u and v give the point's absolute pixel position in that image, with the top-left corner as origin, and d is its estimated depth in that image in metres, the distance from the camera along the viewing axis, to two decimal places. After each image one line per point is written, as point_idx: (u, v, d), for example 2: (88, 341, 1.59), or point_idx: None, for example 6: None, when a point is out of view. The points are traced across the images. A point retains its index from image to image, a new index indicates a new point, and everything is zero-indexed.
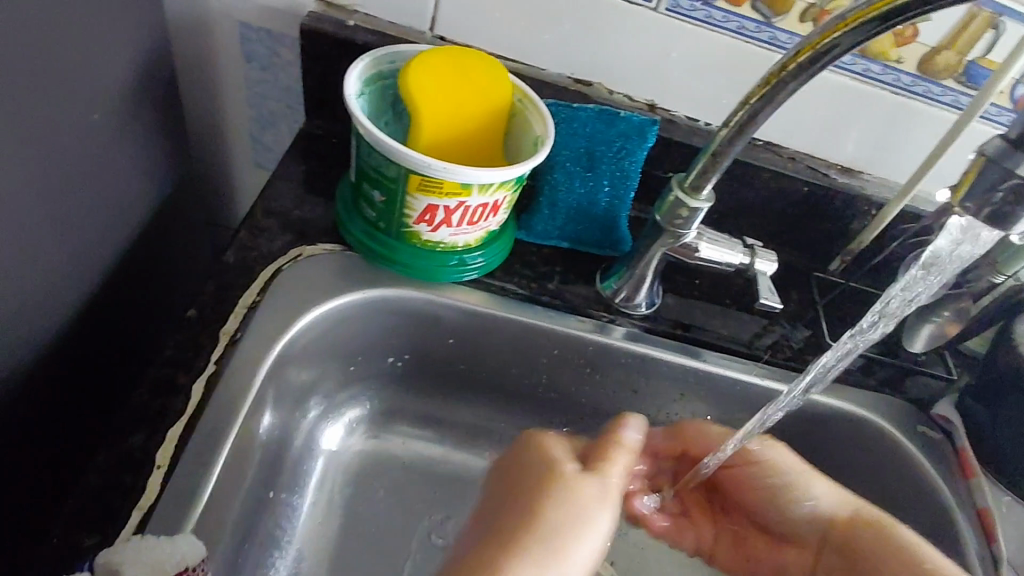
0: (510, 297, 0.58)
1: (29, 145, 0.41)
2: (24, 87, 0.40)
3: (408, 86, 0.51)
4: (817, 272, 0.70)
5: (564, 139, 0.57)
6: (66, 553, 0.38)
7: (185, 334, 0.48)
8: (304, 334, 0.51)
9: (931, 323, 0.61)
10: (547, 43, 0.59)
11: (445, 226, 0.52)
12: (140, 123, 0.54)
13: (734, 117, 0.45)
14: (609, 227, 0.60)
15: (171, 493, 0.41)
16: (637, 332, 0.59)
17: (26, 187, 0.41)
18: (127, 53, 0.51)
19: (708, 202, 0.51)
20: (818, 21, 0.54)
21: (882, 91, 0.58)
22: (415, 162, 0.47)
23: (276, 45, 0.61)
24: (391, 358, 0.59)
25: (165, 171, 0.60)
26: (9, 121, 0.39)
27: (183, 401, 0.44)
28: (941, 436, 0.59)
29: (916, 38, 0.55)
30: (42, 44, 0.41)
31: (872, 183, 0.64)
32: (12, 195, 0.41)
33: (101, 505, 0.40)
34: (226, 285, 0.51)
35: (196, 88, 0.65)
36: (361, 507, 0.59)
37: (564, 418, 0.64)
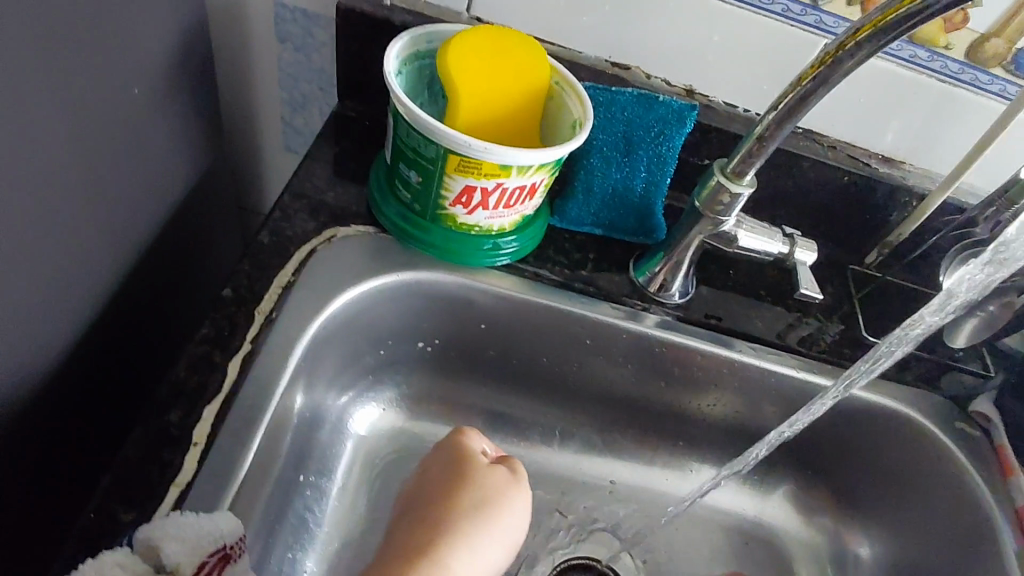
0: (542, 283, 0.57)
1: (65, 116, 0.41)
2: (60, 55, 0.39)
3: (447, 65, 0.50)
4: (852, 265, 0.68)
5: (601, 123, 0.56)
6: (106, 527, 0.38)
7: (220, 312, 0.47)
8: (337, 315, 0.51)
9: (975, 317, 0.59)
10: (586, 25, 0.58)
11: (481, 208, 0.51)
12: (176, 101, 0.54)
13: (783, 99, 0.44)
14: (644, 214, 0.59)
15: (209, 470, 0.41)
16: (668, 321, 0.58)
17: (62, 161, 0.41)
18: (164, 28, 0.50)
19: (750, 187, 0.50)
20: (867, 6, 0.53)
21: (928, 79, 0.57)
22: (454, 141, 0.46)
23: (310, 25, 0.60)
24: (421, 343, 0.59)
25: (198, 150, 0.60)
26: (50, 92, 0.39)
27: (219, 379, 0.44)
28: (980, 433, 0.58)
29: (966, 24, 0.54)
30: (79, 12, 0.40)
31: (914, 174, 0.63)
32: (52, 167, 0.40)
33: (139, 481, 0.39)
34: (260, 265, 0.51)
35: (229, 67, 0.64)
36: (389, 492, 0.58)
37: (592, 407, 0.63)
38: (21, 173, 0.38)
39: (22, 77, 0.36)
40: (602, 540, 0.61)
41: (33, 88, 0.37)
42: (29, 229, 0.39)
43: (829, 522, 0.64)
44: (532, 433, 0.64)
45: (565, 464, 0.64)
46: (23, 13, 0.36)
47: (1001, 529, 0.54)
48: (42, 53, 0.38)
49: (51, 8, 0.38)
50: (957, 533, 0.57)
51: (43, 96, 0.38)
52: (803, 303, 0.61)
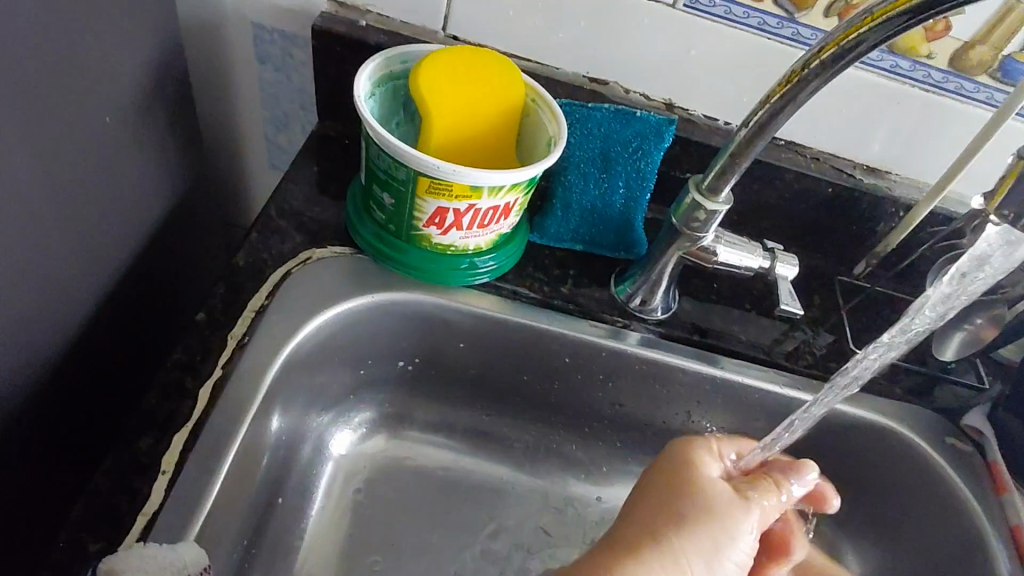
0: (521, 301, 0.57)
1: (34, 146, 0.41)
2: (29, 88, 0.40)
3: (420, 86, 0.50)
4: (840, 276, 0.67)
5: (578, 139, 0.56)
6: (72, 558, 0.38)
7: (193, 337, 0.47)
8: (313, 337, 0.51)
9: (961, 331, 0.59)
10: (562, 42, 0.57)
11: (455, 229, 0.51)
12: (152, 125, 0.54)
13: (753, 117, 0.44)
14: (625, 229, 0.59)
15: (177, 499, 0.41)
16: (636, 328, 0.57)
17: (33, 191, 0.42)
18: (138, 54, 0.51)
19: (727, 204, 0.50)
20: (844, 17, 0.52)
21: (911, 88, 0.56)
22: (423, 164, 0.46)
23: (289, 46, 0.60)
24: (401, 362, 0.59)
25: (177, 172, 0.60)
26: (18, 126, 0.39)
27: (190, 406, 0.44)
28: (971, 448, 0.57)
29: (948, 32, 0.53)
30: (50, 45, 0.41)
31: (900, 183, 0.62)
32: (23, 198, 0.41)
33: (105, 511, 0.39)
34: (235, 288, 0.51)
35: (210, 89, 0.64)
36: (370, 511, 0.58)
37: (576, 424, 0.62)
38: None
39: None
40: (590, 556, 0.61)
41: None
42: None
43: (820, 539, 0.63)
44: (516, 451, 0.63)
45: (550, 482, 0.63)
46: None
47: (994, 547, 0.52)
48: (9, 86, 0.38)
49: (19, 41, 0.38)
50: (949, 551, 0.55)
51: (10, 129, 0.39)
52: (789, 317, 0.60)
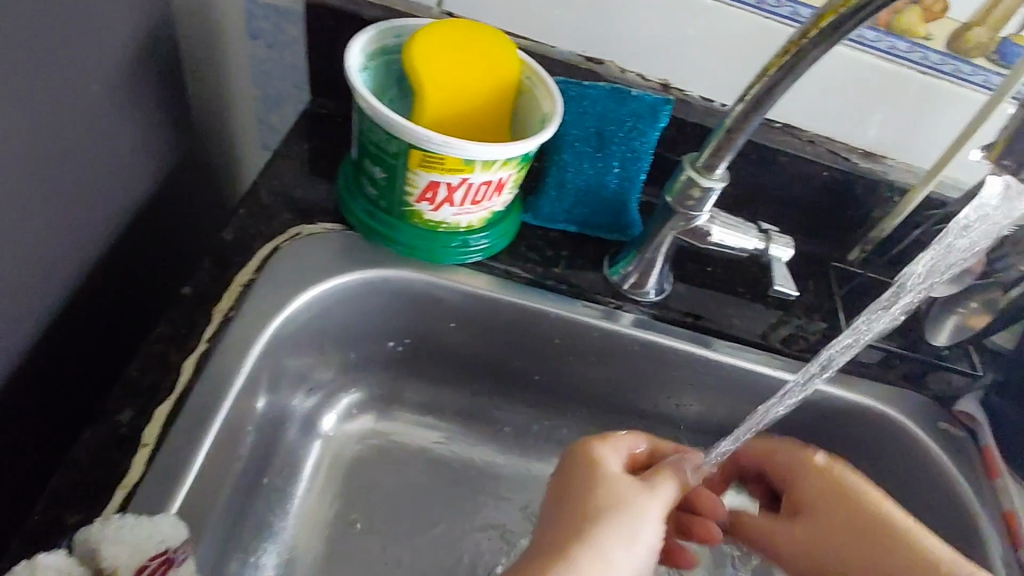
0: (514, 281, 0.56)
1: (18, 109, 0.40)
2: (14, 47, 0.39)
3: (413, 59, 0.50)
4: (835, 262, 0.67)
5: (572, 118, 0.55)
6: (49, 528, 0.37)
7: (179, 311, 0.47)
8: (301, 314, 0.50)
9: (955, 314, 0.58)
10: (559, 19, 0.57)
11: (447, 205, 0.50)
12: (140, 96, 0.53)
13: (750, 91, 0.43)
14: (619, 210, 0.58)
15: (158, 471, 0.40)
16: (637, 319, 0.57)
17: (17, 156, 0.41)
18: (127, 22, 0.50)
19: (722, 182, 0.49)
20: None
21: (908, 71, 0.56)
22: (416, 136, 0.45)
23: (282, 21, 0.59)
24: (391, 343, 0.58)
25: (165, 146, 0.59)
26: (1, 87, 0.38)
27: (175, 378, 0.43)
28: (965, 434, 0.57)
29: (946, 13, 0.52)
30: (36, 5, 0.40)
31: (895, 169, 0.61)
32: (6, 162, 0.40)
33: (85, 482, 0.38)
34: (224, 262, 0.50)
35: (201, 65, 0.63)
36: (357, 493, 0.57)
37: (567, 407, 0.62)
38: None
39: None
40: None
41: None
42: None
43: None
44: (506, 434, 0.62)
45: (538, 465, 0.62)
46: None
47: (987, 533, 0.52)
48: None
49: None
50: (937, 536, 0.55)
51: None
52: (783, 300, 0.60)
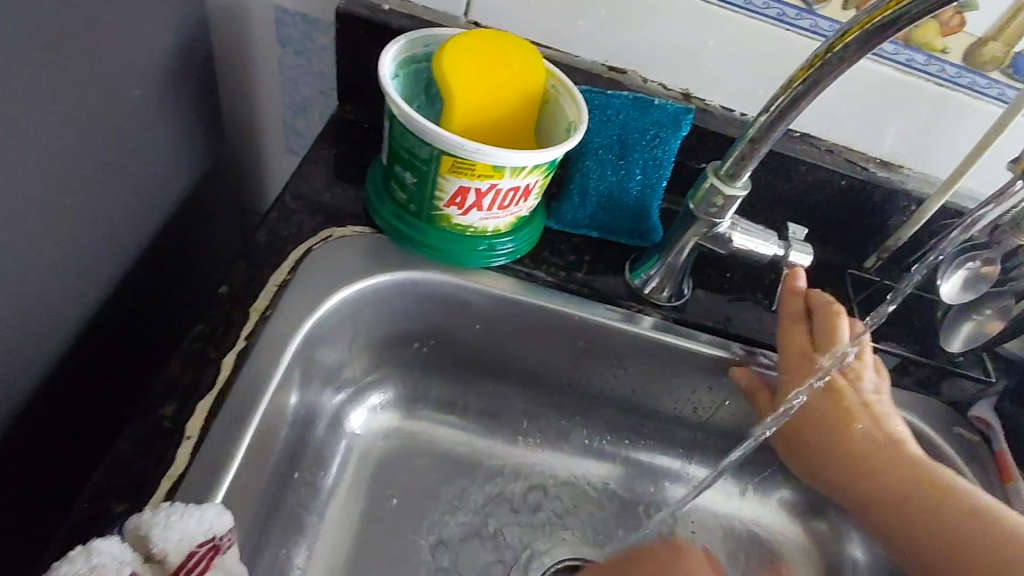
0: (537, 284, 0.57)
1: (65, 113, 0.41)
2: (63, 52, 0.40)
3: (443, 67, 0.51)
4: (851, 269, 0.68)
5: (596, 126, 0.57)
6: (98, 517, 0.38)
7: (216, 310, 0.48)
8: (333, 314, 0.52)
9: (970, 320, 0.60)
10: (582, 30, 0.58)
11: (475, 210, 0.51)
12: (176, 101, 0.55)
13: (775, 102, 0.44)
14: (640, 217, 0.60)
15: (201, 463, 0.41)
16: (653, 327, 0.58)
17: (65, 158, 0.42)
18: (166, 29, 0.51)
19: (744, 190, 0.51)
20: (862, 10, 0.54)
21: (925, 83, 0.57)
22: (448, 142, 0.47)
23: (312, 29, 0.61)
24: (417, 344, 0.59)
25: (198, 150, 0.60)
26: (54, 91, 0.40)
27: (214, 374, 0.45)
28: (979, 438, 0.59)
29: (963, 27, 0.53)
30: (84, 13, 0.41)
31: (911, 178, 0.63)
32: (55, 164, 0.41)
33: (130, 474, 0.40)
34: (257, 264, 0.51)
35: (232, 72, 0.65)
36: (383, 490, 0.58)
37: (588, 408, 0.63)
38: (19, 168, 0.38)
39: (22, 74, 0.37)
40: (600, 543, 0.61)
41: (31, 86, 0.38)
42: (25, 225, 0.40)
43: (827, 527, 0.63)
44: (528, 434, 0.63)
45: (559, 465, 0.63)
46: (25, 10, 0.36)
47: None
48: (47, 52, 0.39)
49: (56, 5, 0.38)
50: None
51: (44, 94, 0.39)
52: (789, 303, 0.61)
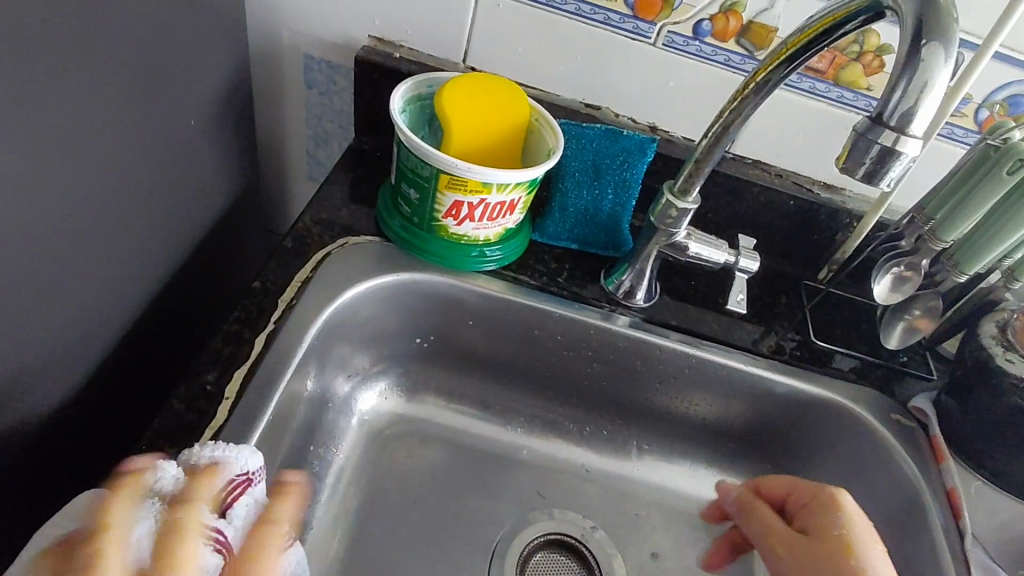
0: (524, 286, 0.66)
1: (133, 138, 0.52)
2: (132, 89, 0.50)
3: (443, 104, 0.62)
4: (806, 280, 0.76)
5: (573, 152, 0.67)
6: (154, 455, 0.47)
7: (250, 300, 0.57)
8: (346, 307, 0.61)
9: (903, 320, 0.69)
10: (562, 73, 0.69)
11: (468, 220, 0.61)
12: (219, 131, 0.66)
13: (711, 130, 0.54)
14: (613, 230, 0.69)
15: (236, 418, 0.50)
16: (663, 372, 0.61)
17: (132, 173, 0.52)
18: (212, 73, 0.62)
19: (695, 203, 0.59)
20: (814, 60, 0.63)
21: (856, 115, 0.66)
22: (445, 163, 0.57)
23: (334, 74, 0.73)
24: (418, 339, 0.68)
25: (234, 173, 0.71)
26: (127, 120, 0.50)
27: (248, 349, 0.54)
28: (917, 426, 0.65)
29: (883, 68, 0.63)
30: (150, 58, 0.52)
31: (853, 199, 0.72)
32: (125, 177, 0.52)
33: (180, 424, 0.49)
34: (284, 265, 0.61)
35: (265, 109, 0.77)
36: (385, 467, 0.66)
37: (568, 399, 0.71)
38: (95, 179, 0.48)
39: (102, 106, 0.47)
40: (577, 519, 0.67)
41: (111, 115, 0.48)
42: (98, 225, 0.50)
43: None
44: (515, 422, 0.71)
45: (542, 450, 0.71)
46: (109, 58, 0.47)
47: (928, 502, 0.60)
48: (124, 91, 0.49)
49: (128, 53, 0.49)
50: (896, 512, 0.62)
51: (117, 123, 0.49)
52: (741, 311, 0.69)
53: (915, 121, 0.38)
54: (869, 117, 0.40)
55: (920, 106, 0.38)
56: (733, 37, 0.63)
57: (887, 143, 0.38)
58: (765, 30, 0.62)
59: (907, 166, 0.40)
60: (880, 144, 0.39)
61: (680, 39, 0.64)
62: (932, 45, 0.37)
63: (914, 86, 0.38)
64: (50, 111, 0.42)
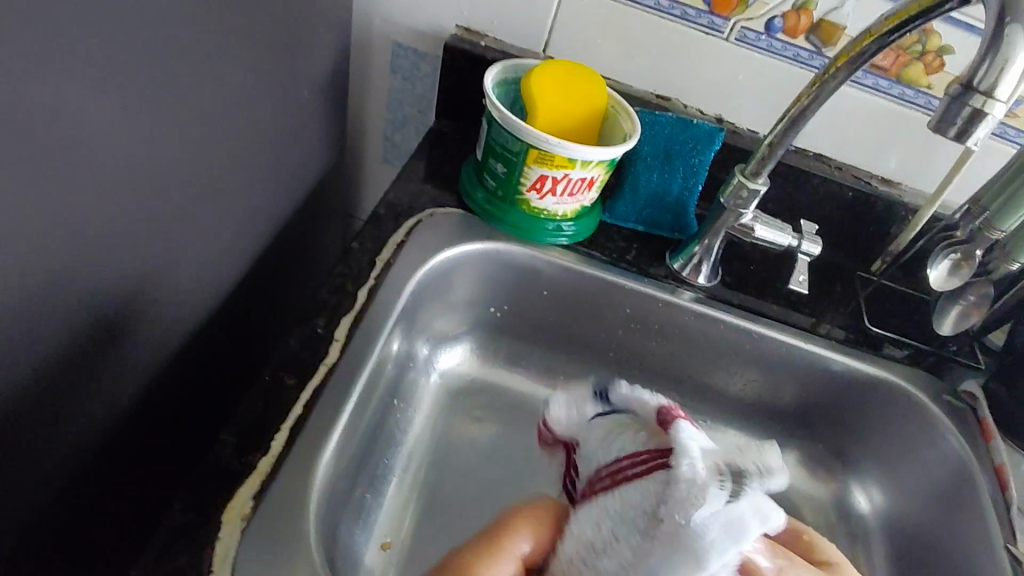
0: (596, 260, 0.70)
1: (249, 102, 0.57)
2: (254, 57, 0.56)
3: (531, 86, 0.66)
4: (859, 272, 0.80)
5: (646, 138, 0.71)
6: (277, 386, 0.52)
7: (351, 259, 0.63)
8: (434, 271, 0.66)
9: (958, 305, 0.71)
10: (637, 65, 0.73)
11: (550, 195, 0.66)
12: (316, 107, 0.71)
13: (787, 113, 0.58)
14: (679, 213, 0.73)
15: (346, 360, 0.55)
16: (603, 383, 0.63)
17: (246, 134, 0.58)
18: (317, 53, 0.68)
19: (765, 186, 0.63)
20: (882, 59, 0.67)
21: (915, 112, 0.70)
22: (535, 138, 0.61)
23: (420, 60, 0.78)
24: (493, 308, 0.73)
25: (323, 148, 0.76)
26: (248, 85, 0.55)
27: (352, 301, 0.59)
28: (966, 408, 0.67)
29: (944, 68, 0.67)
30: (269, 33, 0.57)
31: (908, 193, 0.75)
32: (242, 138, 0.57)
33: (298, 361, 0.54)
34: (379, 230, 0.66)
35: (353, 92, 0.82)
36: (460, 424, 0.71)
37: (630, 372, 0.75)
38: (215, 137, 0.53)
39: (230, 67, 0.52)
40: None
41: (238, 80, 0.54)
42: (213, 178, 0.55)
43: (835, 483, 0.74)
44: None
45: None
46: (241, 26, 0.52)
47: (978, 477, 0.62)
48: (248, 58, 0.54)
49: (256, 23, 0.54)
50: (943, 488, 0.65)
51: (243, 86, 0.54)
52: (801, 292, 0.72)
53: (1001, 87, 0.44)
54: (960, 84, 0.46)
55: (1005, 77, 0.43)
56: (803, 33, 0.67)
57: (976, 107, 0.44)
58: (834, 28, 0.67)
59: (992, 126, 0.46)
60: (971, 107, 0.45)
61: (752, 34, 0.68)
62: (1015, 26, 0.42)
63: (998, 61, 0.43)
64: (188, 71, 0.47)
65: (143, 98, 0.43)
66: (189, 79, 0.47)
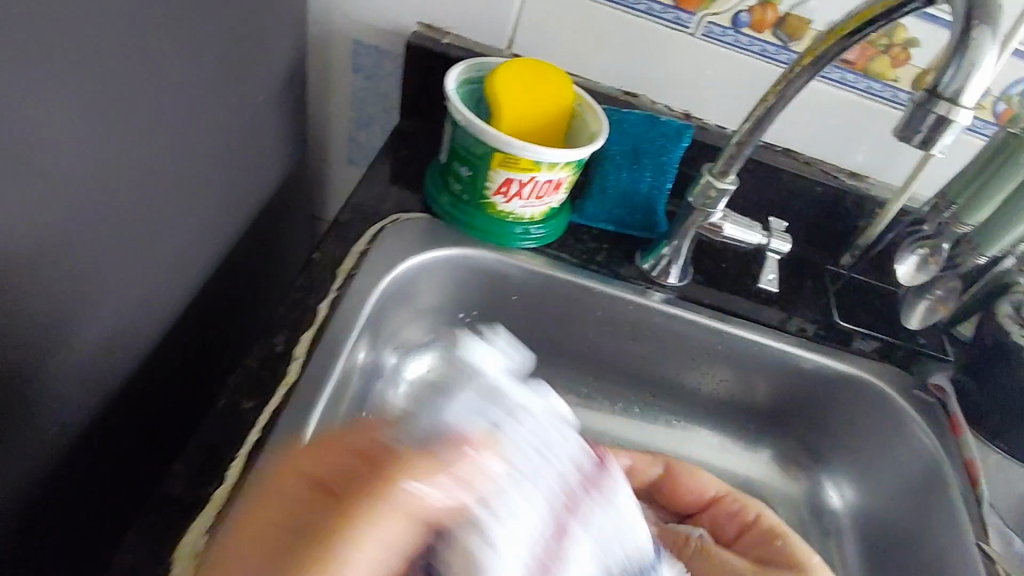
0: (564, 263, 0.69)
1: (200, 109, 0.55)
2: (204, 63, 0.53)
3: (494, 85, 0.65)
4: (829, 266, 0.79)
5: (613, 136, 0.70)
6: (234, 407, 0.50)
7: (312, 270, 0.61)
8: (399, 279, 0.64)
9: (926, 299, 0.72)
10: (604, 61, 0.72)
11: (517, 198, 0.64)
12: (273, 110, 0.69)
13: (754, 112, 0.57)
14: (649, 212, 0.72)
15: (307, 377, 0.53)
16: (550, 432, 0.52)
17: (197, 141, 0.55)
18: (271, 54, 0.65)
19: (733, 185, 0.62)
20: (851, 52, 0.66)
21: (882, 106, 0.70)
22: (499, 140, 0.60)
23: (381, 58, 0.75)
24: (461, 314, 0.71)
25: (283, 152, 0.74)
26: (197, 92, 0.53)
27: (313, 315, 0.57)
28: (936, 402, 0.67)
29: (910, 60, 0.66)
30: (219, 38, 0.54)
31: (876, 186, 0.75)
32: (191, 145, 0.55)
33: (256, 380, 0.52)
34: (341, 239, 0.64)
35: (313, 92, 0.80)
36: None
37: (603, 374, 0.74)
38: (163, 149, 0.51)
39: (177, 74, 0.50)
40: None
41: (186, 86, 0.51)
42: (163, 193, 0.53)
43: (808, 479, 0.74)
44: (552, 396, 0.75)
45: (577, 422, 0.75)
46: (188, 32, 0.49)
47: (949, 473, 0.63)
48: (196, 63, 0.52)
49: (204, 28, 0.52)
50: (913, 482, 0.66)
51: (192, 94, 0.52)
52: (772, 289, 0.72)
53: (968, 92, 0.44)
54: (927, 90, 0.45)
55: (971, 81, 0.43)
56: (769, 27, 0.66)
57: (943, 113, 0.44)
58: (800, 23, 0.66)
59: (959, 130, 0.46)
60: (937, 113, 0.45)
61: (718, 28, 0.67)
62: (982, 27, 0.41)
63: (965, 64, 0.42)
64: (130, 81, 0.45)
65: (80, 113, 0.41)
66: (131, 93, 0.45)
